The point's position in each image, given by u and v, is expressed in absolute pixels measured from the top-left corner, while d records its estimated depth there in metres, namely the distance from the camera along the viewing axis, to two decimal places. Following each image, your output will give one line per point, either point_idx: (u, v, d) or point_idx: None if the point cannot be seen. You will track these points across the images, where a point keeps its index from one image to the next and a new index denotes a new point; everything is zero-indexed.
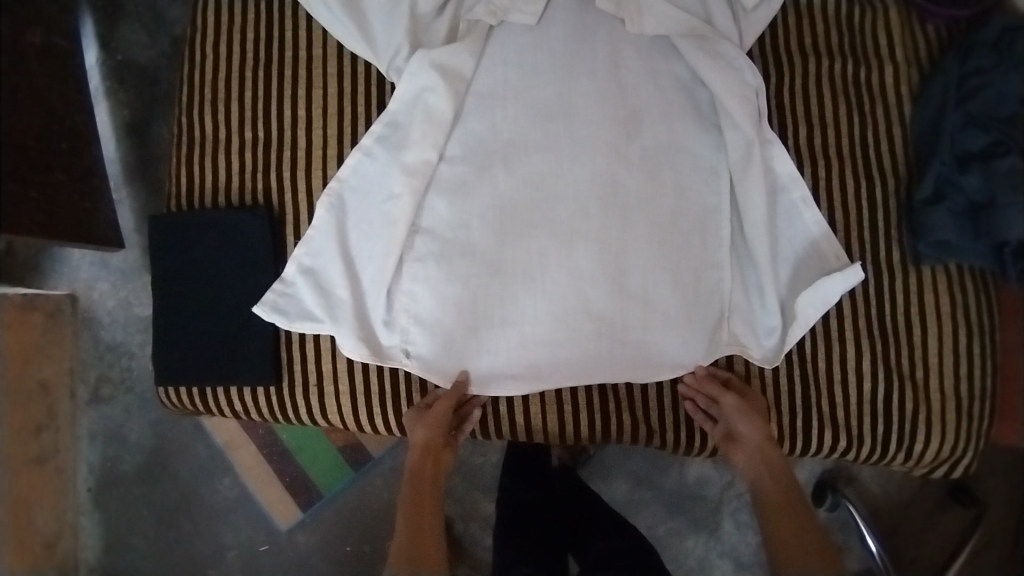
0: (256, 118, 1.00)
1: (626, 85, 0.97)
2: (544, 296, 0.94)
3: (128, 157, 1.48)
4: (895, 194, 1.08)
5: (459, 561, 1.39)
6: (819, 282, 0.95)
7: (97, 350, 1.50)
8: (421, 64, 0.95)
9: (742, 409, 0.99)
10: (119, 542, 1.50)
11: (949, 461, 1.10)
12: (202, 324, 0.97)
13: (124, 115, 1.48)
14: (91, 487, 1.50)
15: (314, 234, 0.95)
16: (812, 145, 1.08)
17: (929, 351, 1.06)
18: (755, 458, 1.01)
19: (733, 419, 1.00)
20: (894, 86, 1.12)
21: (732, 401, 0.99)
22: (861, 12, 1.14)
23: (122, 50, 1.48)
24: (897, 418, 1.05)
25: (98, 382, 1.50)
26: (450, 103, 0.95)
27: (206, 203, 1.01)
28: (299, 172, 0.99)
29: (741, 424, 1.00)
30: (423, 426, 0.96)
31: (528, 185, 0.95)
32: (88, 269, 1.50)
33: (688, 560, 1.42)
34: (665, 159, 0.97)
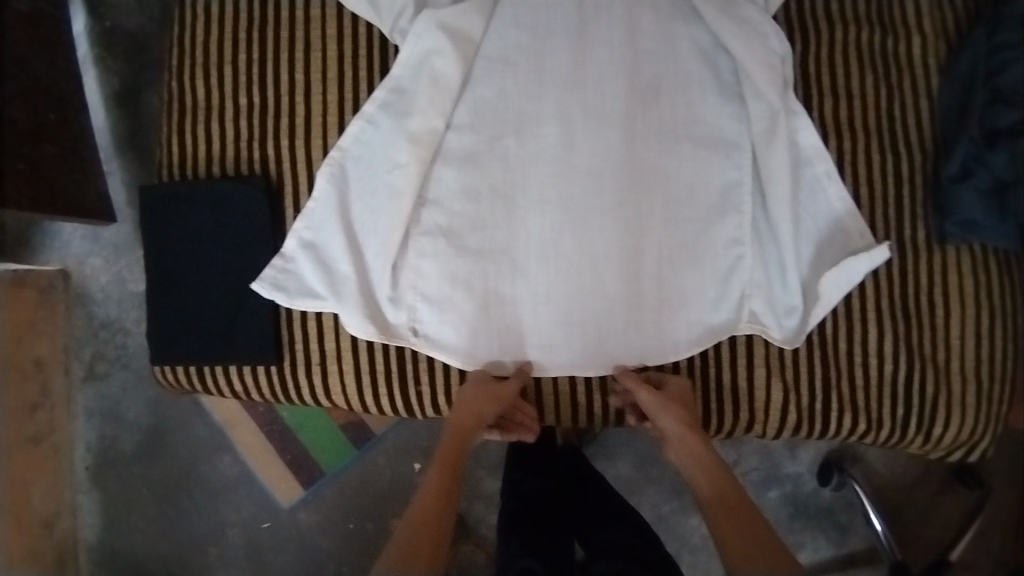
0: (251, 83, 0.94)
1: (643, 52, 0.92)
2: (557, 273, 0.90)
3: (119, 128, 1.42)
4: (921, 169, 1.03)
5: (464, 541, 1.37)
6: (843, 262, 0.91)
7: (91, 327, 1.46)
8: (426, 25, 0.89)
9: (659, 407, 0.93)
10: (118, 521, 1.48)
11: (967, 444, 1.08)
12: (198, 302, 0.92)
13: (113, 84, 1.41)
14: (89, 466, 1.48)
15: (315, 207, 0.90)
16: (837, 118, 1.03)
17: (951, 332, 1.02)
18: (681, 450, 0.95)
19: (652, 413, 0.94)
20: (923, 56, 1.06)
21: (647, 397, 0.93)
22: None
23: (111, 15, 1.41)
24: (917, 401, 1.02)
25: (93, 359, 1.47)
26: (459, 68, 0.89)
27: (199, 174, 0.95)
28: (297, 140, 0.93)
29: (661, 418, 0.93)
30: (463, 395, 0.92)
31: (541, 157, 0.90)
32: (80, 244, 1.46)
33: (693, 538, 1.40)
34: (684, 129, 0.92)
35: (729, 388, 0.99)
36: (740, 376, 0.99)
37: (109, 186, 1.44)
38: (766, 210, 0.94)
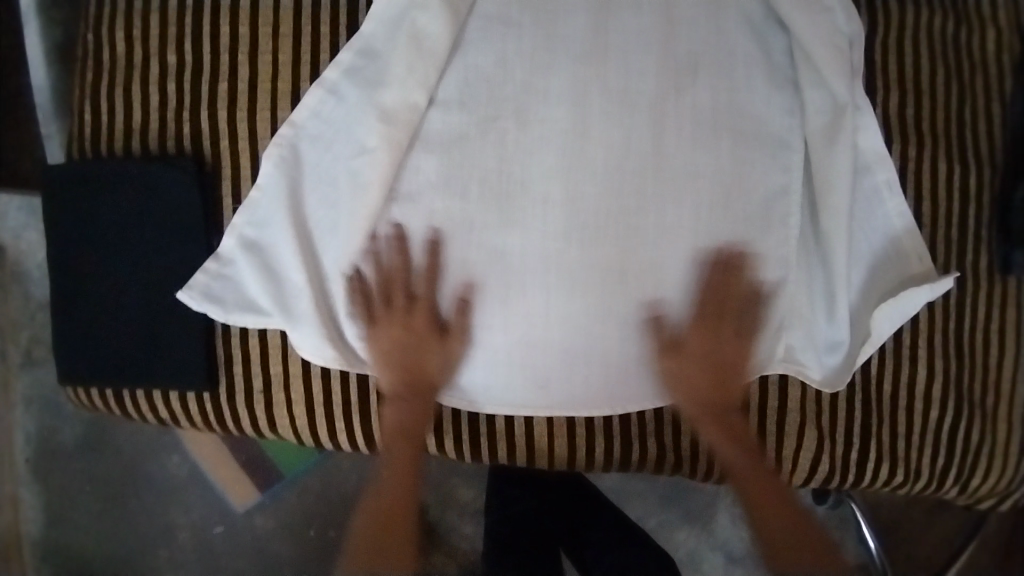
0: (184, 36, 0.75)
1: (677, 22, 0.74)
2: (560, 291, 0.73)
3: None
4: (989, 187, 0.81)
5: (434, 553, 1.12)
6: (896, 296, 0.74)
7: (30, 307, 1.27)
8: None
9: (690, 363, 0.75)
10: (63, 518, 1.27)
11: (1000, 495, 0.91)
12: (117, 310, 0.75)
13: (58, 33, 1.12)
14: (30, 457, 1.28)
15: (260, 196, 0.72)
16: (903, 118, 0.79)
17: (1004, 374, 0.85)
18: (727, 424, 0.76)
19: (685, 369, 0.75)
20: (997, 53, 0.85)
21: (687, 347, 0.75)
22: None
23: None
24: (960, 452, 0.84)
25: (30, 342, 1.28)
26: (449, 28, 0.71)
27: (120, 149, 0.76)
28: (238, 111, 0.74)
29: (692, 375, 0.75)
30: (396, 353, 0.74)
31: (545, 145, 0.72)
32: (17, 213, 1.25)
33: (679, 555, 1.13)
34: (724, 119, 0.74)
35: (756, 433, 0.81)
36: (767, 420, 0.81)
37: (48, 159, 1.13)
38: (813, 225, 0.77)
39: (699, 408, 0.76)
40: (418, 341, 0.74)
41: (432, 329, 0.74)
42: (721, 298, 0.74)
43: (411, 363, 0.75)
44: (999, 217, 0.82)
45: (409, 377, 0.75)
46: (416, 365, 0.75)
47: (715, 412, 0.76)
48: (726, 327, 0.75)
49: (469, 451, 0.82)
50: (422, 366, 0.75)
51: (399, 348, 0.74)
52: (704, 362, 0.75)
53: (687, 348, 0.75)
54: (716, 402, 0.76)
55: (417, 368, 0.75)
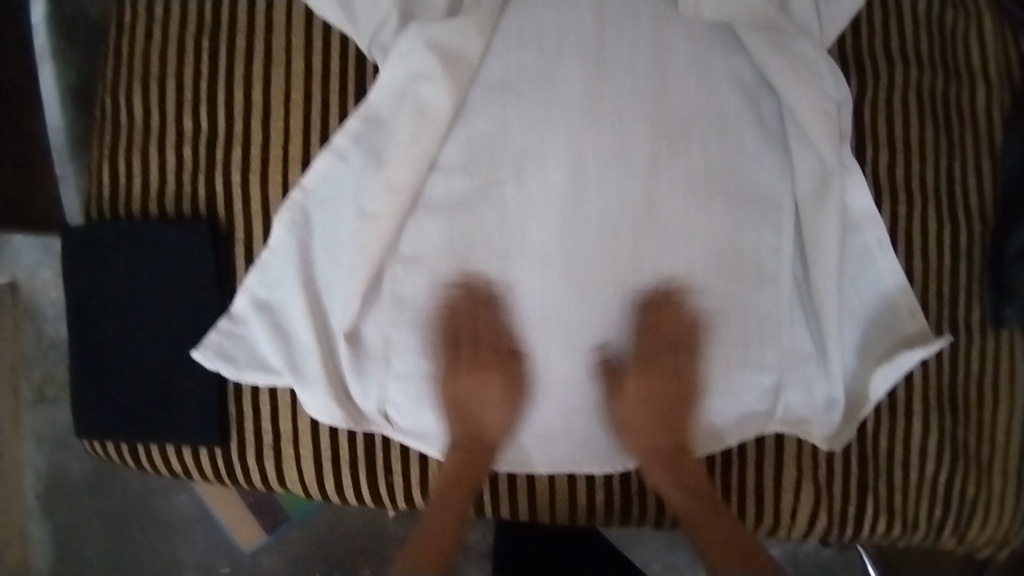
0: (197, 102, 0.77)
1: (671, 87, 0.75)
2: (561, 350, 0.76)
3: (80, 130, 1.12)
4: (980, 241, 0.81)
5: None
6: (894, 360, 0.75)
7: (41, 345, 1.28)
8: (413, 43, 0.73)
9: (638, 398, 0.76)
10: (71, 554, 1.28)
11: (1001, 545, 0.91)
12: (132, 368, 0.77)
13: None
14: (40, 493, 1.29)
15: (271, 258, 0.75)
16: (894, 178, 0.79)
17: (999, 425, 0.85)
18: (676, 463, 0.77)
19: (631, 410, 0.76)
20: (987, 106, 0.82)
21: (636, 382, 0.76)
22: (954, 15, 0.83)
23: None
24: (958, 503, 0.84)
25: (43, 380, 1.29)
26: (450, 97, 0.74)
27: (135, 212, 0.78)
28: (251, 175, 0.76)
29: (637, 415, 0.76)
30: (468, 394, 0.76)
31: (545, 208, 0.75)
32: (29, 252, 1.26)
33: None
34: (718, 182, 0.76)
35: (753, 488, 0.82)
36: (766, 475, 0.81)
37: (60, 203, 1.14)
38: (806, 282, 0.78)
39: (656, 442, 0.77)
40: (486, 386, 0.76)
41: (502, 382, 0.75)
42: (664, 333, 0.76)
43: (474, 407, 0.76)
44: (990, 268, 0.82)
45: (472, 419, 0.77)
46: (477, 412, 0.76)
47: (664, 451, 0.77)
48: (666, 362, 0.76)
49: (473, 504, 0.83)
50: (482, 409, 0.76)
51: (463, 386, 0.77)
52: (650, 396, 0.76)
53: (636, 382, 0.76)
54: (666, 437, 0.77)
55: (478, 414, 0.76)
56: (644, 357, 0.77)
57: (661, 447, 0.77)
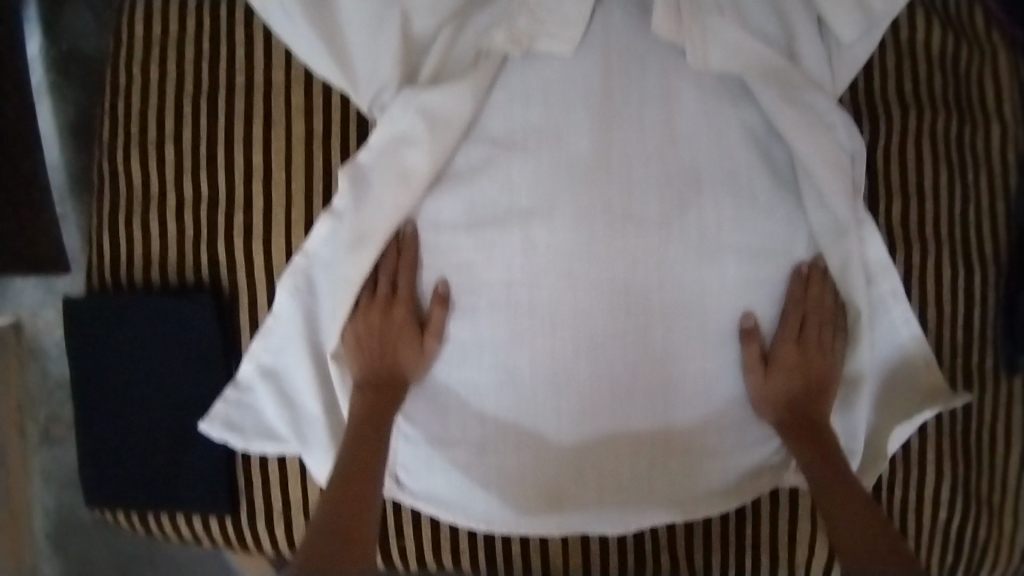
0: (197, 166, 0.76)
1: (681, 141, 0.73)
2: (574, 410, 0.74)
3: (79, 170, 1.13)
4: (995, 287, 0.80)
5: None
6: (916, 415, 0.75)
7: (46, 386, 1.20)
8: (403, 108, 0.70)
9: (790, 371, 0.74)
10: None
11: None
12: (137, 440, 0.77)
13: (68, 115, 1.12)
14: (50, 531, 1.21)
15: (275, 324, 0.74)
16: (908, 226, 0.77)
17: (1010, 468, 0.84)
18: (816, 439, 0.73)
19: (784, 381, 0.74)
20: (1003, 149, 0.81)
21: (790, 356, 0.74)
22: (970, 53, 0.81)
23: (66, 35, 1.08)
24: (969, 547, 0.83)
25: (48, 420, 1.21)
26: (433, 162, 0.72)
27: (137, 279, 0.77)
28: (252, 241, 0.75)
29: (785, 387, 0.74)
30: (370, 342, 0.74)
31: (554, 268, 0.73)
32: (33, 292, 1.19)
33: None
34: (730, 237, 0.73)
35: (771, 546, 0.80)
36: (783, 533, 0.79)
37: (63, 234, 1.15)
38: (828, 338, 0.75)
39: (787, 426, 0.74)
40: (389, 325, 0.73)
41: (409, 320, 0.73)
42: (810, 309, 0.74)
43: (382, 355, 0.74)
44: (1004, 317, 0.81)
45: (378, 363, 0.74)
46: (384, 355, 0.74)
47: (809, 427, 0.73)
48: (813, 337, 0.74)
49: (485, 565, 0.81)
50: (394, 354, 0.73)
51: (372, 330, 0.74)
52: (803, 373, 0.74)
53: (785, 351, 0.74)
54: (799, 421, 0.74)
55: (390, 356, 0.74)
56: (794, 334, 0.74)
57: (798, 430, 0.74)
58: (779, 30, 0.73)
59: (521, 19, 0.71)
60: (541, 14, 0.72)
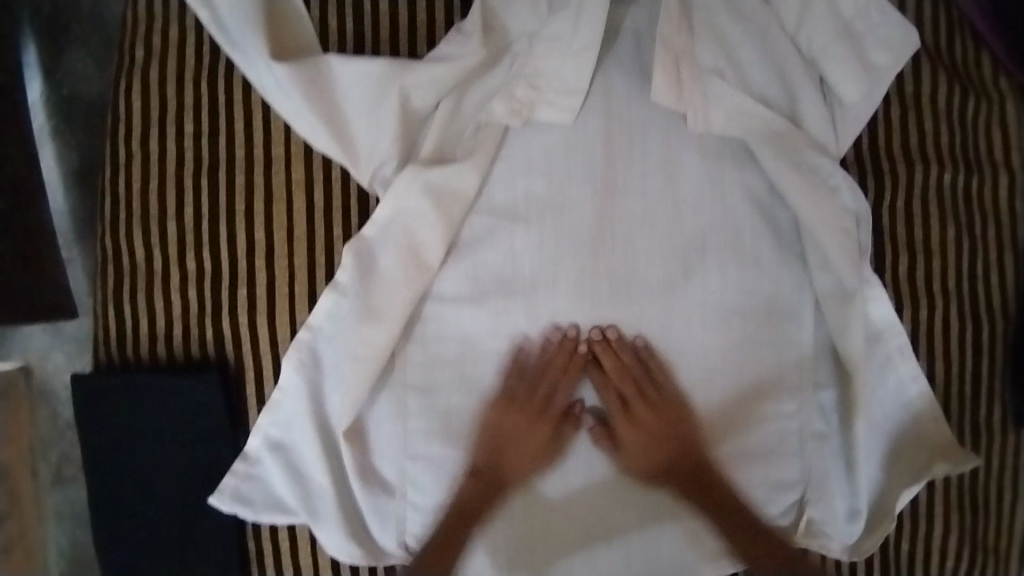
0: (200, 242, 0.76)
1: (684, 206, 0.73)
2: (586, 475, 0.75)
3: (87, 216, 1.05)
4: (1002, 339, 0.79)
5: None
6: (921, 479, 0.73)
7: (56, 428, 1.08)
8: (409, 186, 0.70)
9: (634, 436, 0.74)
10: None
11: None
12: (147, 512, 0.77)
13: (73, 159, 1.03)
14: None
15: (282, 397, 0.74)
16: (913, 282, 0.77)
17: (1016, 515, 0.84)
18: (693, 492, 0.74)
19: (630, 449, 0.74)
20: (1010, 199, 0.80)
21: (627, 423, 0.74)
22: (976, 102, 0.79)
23: (69, 80, 1.02)
24: None
25: (60, 461, 1.08)
26: (445, 237, 0.72)
27: (143, 353, 0.77)
28: (258, 316, 0.76)
29: (638, 454, 0.74)
30: (494, 438, 0.74)
31: (561, 336, 0.74)
32: (40, 335, 1.06)
33: None
34: (734, 301, 0.74)
35: None
36: None
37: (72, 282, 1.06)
38: (842, 405, 0.75)
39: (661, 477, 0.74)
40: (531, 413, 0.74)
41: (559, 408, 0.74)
42: (632, 369, 0.74)
43: (506, 449, 0.74)
44: (1011, 368, 0.79)
45: (517, 443, 0.74)
46: (497, 455, 0.74)
47: (682, 481, 0.74)
48: (653, 398, 0.74)
49: None
50: (528, 439, 0.74)
51: (517, 413, 0.74)
52: (648, 436, 0.74)
53: (626, 420, 0.74)
54: (678, 469, 0.74)
55: (498, 450, 0.74)
56: (630, 403, 0.74)
57: (675, 479, 0.74)
58: (780, 89, 0.72)
59: (520, 89, 0.71)
60: (540, 83, 0.71)
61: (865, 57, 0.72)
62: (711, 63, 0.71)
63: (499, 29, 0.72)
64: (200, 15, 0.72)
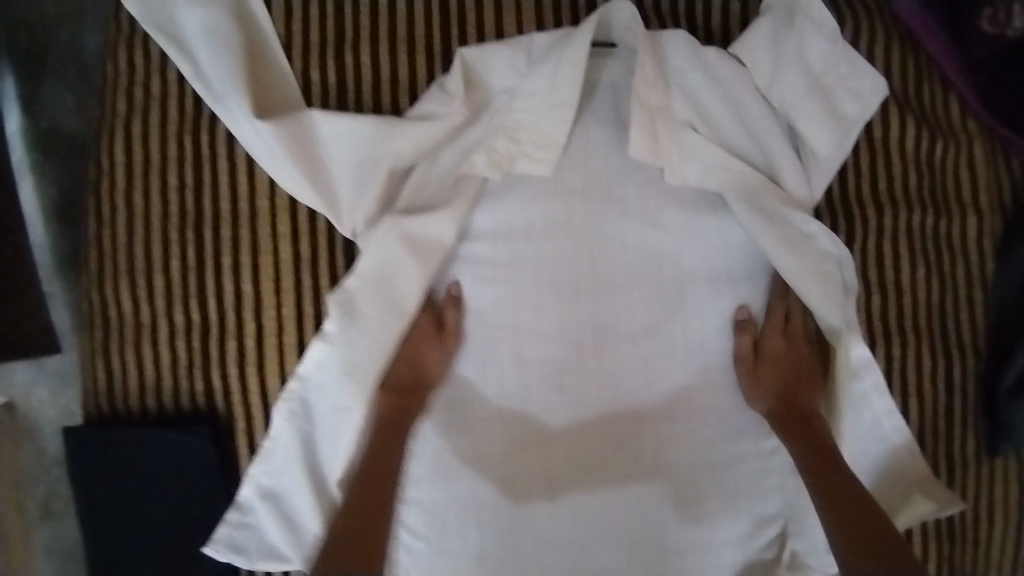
0: (188, 296, 0.77)
1: (664, 253, 0.75)
2: (576, 515, 0.76)
3: (69, 249, 1.02)
4: (972, 372, 0.83)
5: None
6: (903, 517, 0.78)
7: (42, 462, 1.05)
8: (386, 236, 0.72)
9: (774, 358, 0.76)
10: None
11: None
12: (141, 563, 0.78)
13: (52, 192, 1.01)
14: None
15: (273, 447, 0.75)
16: (885, 320, 0.80)
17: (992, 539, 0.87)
18: (805, 427, 0.74)
19: (772, 370, 0.75)
20: (978, 237, 0.83)
21: (770, 345, 0.76)
22: (943, 145, 0.82)
23: (47, 113, 1.00)
24: None
25: (47, 496, 1.06)
26: (422, 285, 0.74)
27: (134, 406, 0.78)
28: (247, 367, 0.77)
29: (773, 376, 0.75)
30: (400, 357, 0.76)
31: (547, 380, 0.76)
32: (24, 370, 1.03)
33: None
34: (711, 343, 0.77)
35: None
36: None
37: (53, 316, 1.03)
38: None
39: (774, 415, 0.75)
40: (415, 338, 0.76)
41: (429, 328, 0.76)
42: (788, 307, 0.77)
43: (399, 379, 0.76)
44: (985, 402, 0.83)
45: (399, 375, 0.76)
46: (414, 368, 0.76)
47: (794, 412, 0.75)
48: (794, 334, 0.77)
49: None
50: (415, 367, 0.76)
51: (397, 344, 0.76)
52: (784, 363, 0.76)
53: (776, 342, 0.76)
54: (787, 411, 0.75)
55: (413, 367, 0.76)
56: (778, 327, 0.76)
57: (787, 417, 0.75)
58: (753, 141, 0.75)
59: (501, 142, 0.73)
60: (520, 136, 0.73)
61: (835, 108, 0.75)
62: (684, 115, 0.75)
63: (480, 86, 0.75)
64: (182, 68, 0.74)
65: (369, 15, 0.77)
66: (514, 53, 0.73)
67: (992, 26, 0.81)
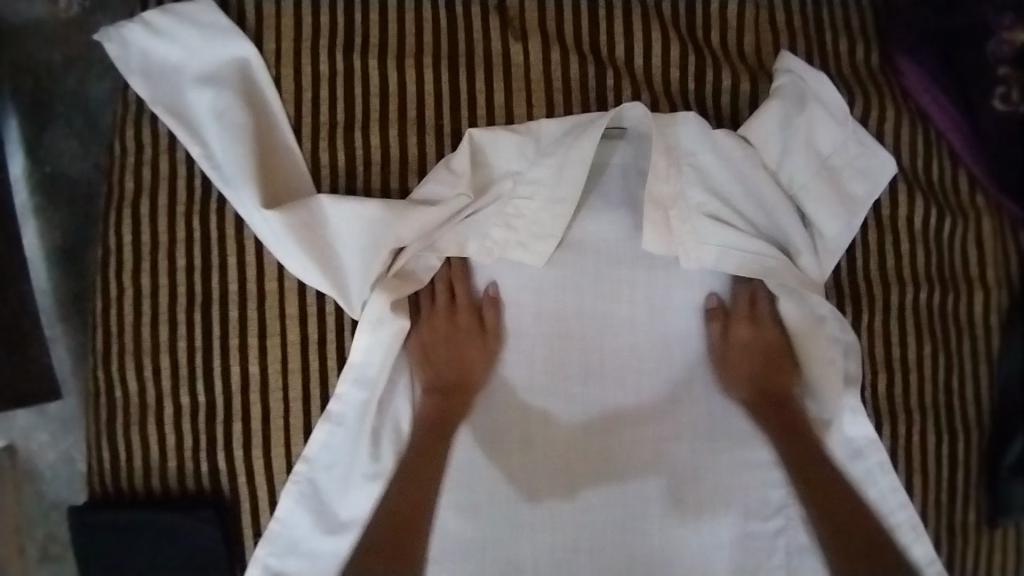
0: (194, 376, 0.76)
1: (671, 338, 0.77)
2: None
3: (72, 292, 1.00)
4: (977, 447, 0.82)
5: None
6: None
7: (40, 506, 1.01)
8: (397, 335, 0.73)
9: (736, 345, 0.76)
10: None
11: None
12: None
13: (55, 235, 0.99)
14: None
15: (279, 529, 0.74)
16: (890, 401, 0.80)
17: None
18: (781, 416, 0.76)
19: (731, 351, 0.76)
20: (984, 312, 0.82)
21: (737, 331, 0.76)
22: (952, 221, 0.81)
23: (53, 158, 0.98)
24: None
25: (46, 539, 1.02)
26: None
27: (139, 482, 0.78)
28: (253, 449, 0.76)
29: (734, 354, 0.76)
30: (439, 353, 0.76)
31: (555, 464, 0.76)
32: (24, 415, 1.00)
33: None
34: (722, 428, 0.77)
35: None
36: None
37: (54, 358, 0.99)
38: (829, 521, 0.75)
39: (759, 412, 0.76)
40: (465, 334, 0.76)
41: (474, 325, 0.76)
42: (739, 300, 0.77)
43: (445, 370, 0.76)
44: (986, 475, 0.83)
45: (448, 366, 0.76)
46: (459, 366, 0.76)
47: (769, 403, 0.76)
48: (764, 321, 0.77)
49: None
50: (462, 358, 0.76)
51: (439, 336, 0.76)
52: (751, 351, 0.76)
53: (741, 330, 0.76)
54: (769, 410, 0.76)
55: (458, 359, 0.76)
56: (744, 315, 0.76)
57: (766, 414, 0.76)
58: (768, 224, 0.75)
59: (497, 230, 0.73)
60: (517, 224, 0.73)
61: (843, 190, 0.75)
62: (698, 199, 0.73)
63: (488, 166, 0.74)
64: (192, 149, 0.74)
65: (377, 94, 0.76)
66: (521, 140, 0.73)
67: (1003, 104, 0.80)
